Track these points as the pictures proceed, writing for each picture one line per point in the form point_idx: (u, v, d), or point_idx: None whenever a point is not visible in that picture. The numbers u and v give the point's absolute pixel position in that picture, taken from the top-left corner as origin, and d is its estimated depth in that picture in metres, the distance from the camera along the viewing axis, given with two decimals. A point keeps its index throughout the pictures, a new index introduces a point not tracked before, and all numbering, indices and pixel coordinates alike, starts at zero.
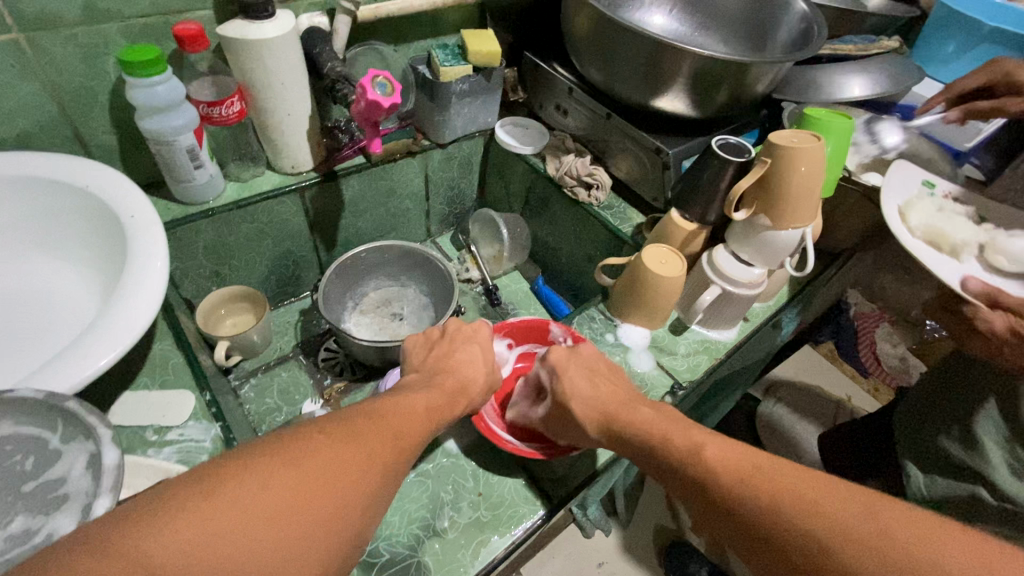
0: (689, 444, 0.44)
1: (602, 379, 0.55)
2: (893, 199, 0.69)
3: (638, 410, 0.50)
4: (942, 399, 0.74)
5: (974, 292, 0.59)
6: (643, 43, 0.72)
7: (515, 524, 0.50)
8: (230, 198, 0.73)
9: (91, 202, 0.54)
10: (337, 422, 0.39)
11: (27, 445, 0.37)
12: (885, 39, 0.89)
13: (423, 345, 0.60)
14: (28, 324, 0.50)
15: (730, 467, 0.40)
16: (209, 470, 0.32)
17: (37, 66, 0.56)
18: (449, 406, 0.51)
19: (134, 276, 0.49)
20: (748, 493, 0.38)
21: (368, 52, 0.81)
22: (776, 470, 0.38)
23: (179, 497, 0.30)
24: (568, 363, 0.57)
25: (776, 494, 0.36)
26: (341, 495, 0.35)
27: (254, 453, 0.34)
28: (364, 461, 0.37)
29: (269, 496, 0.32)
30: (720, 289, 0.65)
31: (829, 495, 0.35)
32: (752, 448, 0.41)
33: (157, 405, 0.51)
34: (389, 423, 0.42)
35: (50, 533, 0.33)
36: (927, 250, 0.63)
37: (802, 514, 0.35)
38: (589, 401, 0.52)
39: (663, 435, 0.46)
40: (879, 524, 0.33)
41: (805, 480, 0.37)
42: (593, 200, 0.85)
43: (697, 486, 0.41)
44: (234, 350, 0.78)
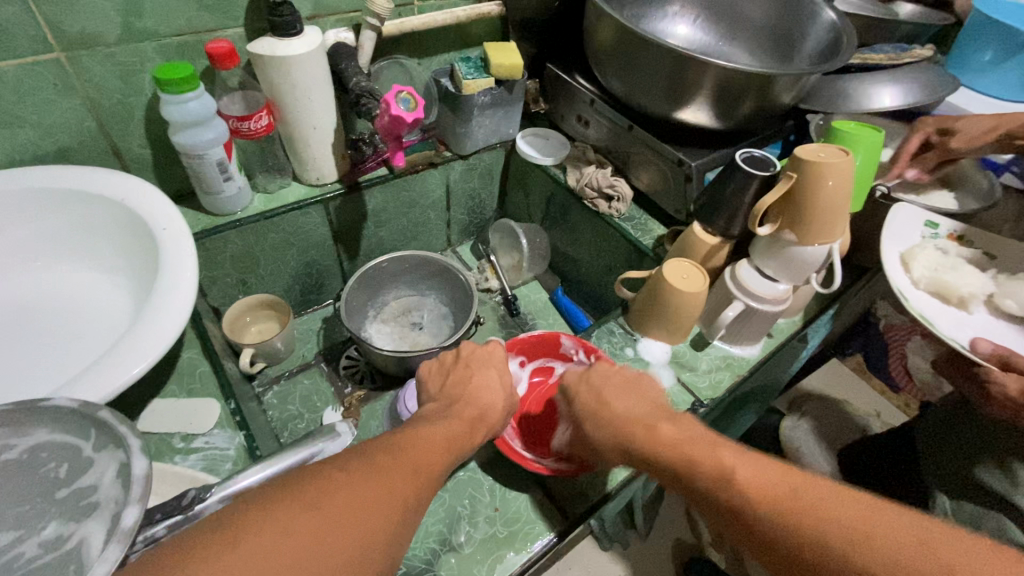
0: (719, 470, 0.44)
1: (618, 397, 0.54)
2: (895, 247, 0.69)
3: (660, 428, 0.49)
4: (963, 431, 0.76)
5: (986, 355, 0.60)
6: (666, 56, 0.72)
7: (532, 540, 0.50)
8: (258, 209, 0.75)
9: (124, 214, 0.56)
10: (358, 461, 0.43)
11: (61, 452, 0.38)
12: (918, 47, 0.87)
13: (437, 372, 0.61)
14: (62, 331, 0.52)
15: (765, 490, 0.42)
16: (234, 518, 0.35)
17: (78, 83, 0.59)
18: (468, 434, 0.52)
19: (164, 289, 0.51)
20: (787, 521, 0.40)
21: (393, 65, 0.82)
22: (822, 498, 0.41)
23: (208, 544, 0.33)
24: (581, 385, 0.57)
25: (827, 528, 0.39)
26: (365, 532, 0.38)
27: (275, 499, 0.37)
28: (381, 502, 0.40)
29: (293, 539, 0.35)
30: (744, 305, 0.63)
31: (876, 525, 0.38)
32: (790, 470, 0.43)
33: (186, 413, 0.53)
34: (408, 458, 0.45)
35: (82, 540, 0.34)
36: (932, 303, 0.65)
37: (861, 549, 0.37)
38: (606, 427, 0.52)
39: (689, 456, 0.46)
40: (924, 552, 0.36)
41: (850, 512, 0.39)
42: (614, 211, 0.85)
43: (739, 516, 0.43)
44: (258, 357, 0.79)
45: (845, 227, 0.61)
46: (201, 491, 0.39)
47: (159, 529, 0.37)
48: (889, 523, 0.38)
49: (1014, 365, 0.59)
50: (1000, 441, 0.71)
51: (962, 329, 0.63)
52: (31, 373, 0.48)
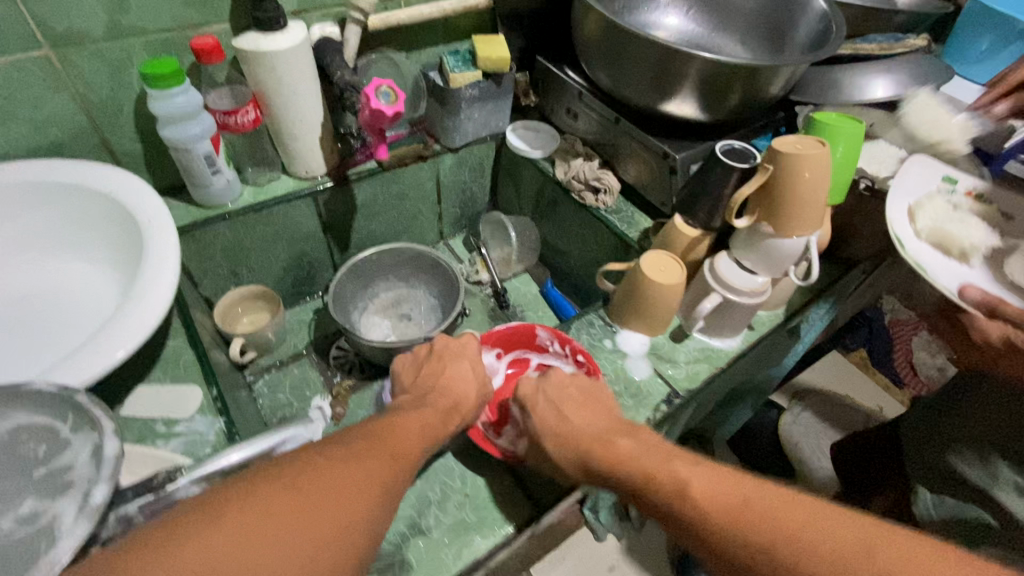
0: (671, 479, 0.44)
1: (578, 411, 0.54)
2: (903, 197, 0.69)
3: (617, 443, 0.49)
4: (956, 421, 0.74)
5: (973, 301, 0.60)
6: (650, 48, 0.72)
7: (500, 526, 0.51)
8: (247, 202, 0.77)
9: (112, 206, 0.58)
10: (335, 448, 0.44)
11: (40, 433, 0.40)
12: (913, 37, 0.86)
13: (411, 367, 0.62)
14: (49, 319, 0.53)
15: (711, 497, 0.41)
16: (215, 498, 0.36)
17: (68, 79, 0.60)
18: (443, 424, 0.53)
19: (146, 278, 0.52)
20: (732, 529, 0.39)
21: (381, 59, 0.83)
22: (768, 502, 0.40)
23: (192, 524, 0.34)
24: (537, 397, 0.56)
25: (770, 535, 0.38)
26: (344, 512, 0.39)
27: (257, 480, 0.38)
28: (360, 483, 0.42)
29: (270, 520, 0.36)
30: (721, 297, 0.63)
31: (820, 527, 0.37)
32: (737, 477, 0.43)
33: (169, 399, 0.55)
34: (384, 445, 0.46)
35: (56, 517, 0.35)
36: (932, 252, 0.64)
37: (801, 552, 0.36)
38: (569, 440, 0.52)
39: (643, 465, 0.46)
40: (868, 555, 0.35)
41: (798, 519, 0.38)
42: (601, 204, 0.85)
43: (687, 523, 0.42)
44: (249, 347, 0.81)
45: (823, 219, 0.61)
46: (171, 473, 0.42)
47: (130, 508, 0.39)
48: (832, 526, 0.37)
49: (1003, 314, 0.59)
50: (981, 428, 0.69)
51: (952, 278, 0.62)
52: (19, 358, 0.50)
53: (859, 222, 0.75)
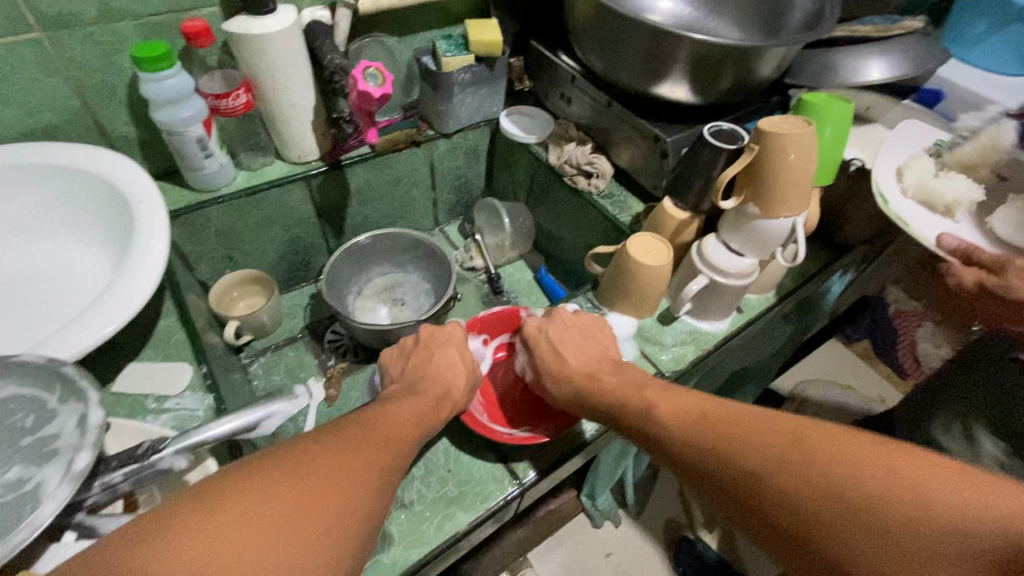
0: (642, 403, 0.50)
1: (574, 348, 0.58)
2: (890, 159, 0.71)
3: (603, 378, 0.54)
4: (950, 395, 0.81)
5: (951, 248, 0.62)
6: (640, 29, 0.72)
7: (482, 501, 0.52)
8: (241, 186, 0.78)
9: (106, 190, 0.59)
10: (330, 438, 0.45)
11: (28, 404, 0.41)
12: (910, 18, 0.84)
13: (399, 358, 0.62)
14: (43, 297, 0.55)
15: (676, 416, 0.47)
16: (212, 491, 0.37)
17: (60, 63, 0.61)
18: (435, 411, 0.54)
19: (137, 257, 0.53)
20: (692, 438, 0.45)
21: (374, 44, 0.83)
22: (721, 415, 0.45)
23: (189, 518, 0.35)
24: (540, 339, 0.59)
25: (721, 441, 0.43)
26: (343, 500, 0.40)
27: (255, 475, 0.39)
28: (357, 478, 0.42)
29: (269, 509, 0.37)
30: (708, 279, 0.63)
31: (760, 430, 0.42)
32: (701, 399, 0.48)
33: (159, 375, 0.56)
34: (379, 433, 0.47)
35: (39, 482, 0.37)
36: (917, 208, 0.66)
37: (743, 447, 0.42)
38: (562, 377, 0.56)
39: (622, 395, 0.52)
40: (798, 448, 0.40)
41: (745, 425, 0.43)
42: (593, 188, 0.85)
43: (656, 440, 0.48)
44: (245, 330, 0.82)
45: (810, 201, 0.61)
46: (155, 443, 0.42)
47: (115, 476, 0.40)
48: (772, 427, 0.42)
49: (976, 259, 0.61)
50: (957, 400, 0.78)
51: (930, 229, 0.64)
52: (13, 334, 0.51)
53: (851, 204, 0.75)
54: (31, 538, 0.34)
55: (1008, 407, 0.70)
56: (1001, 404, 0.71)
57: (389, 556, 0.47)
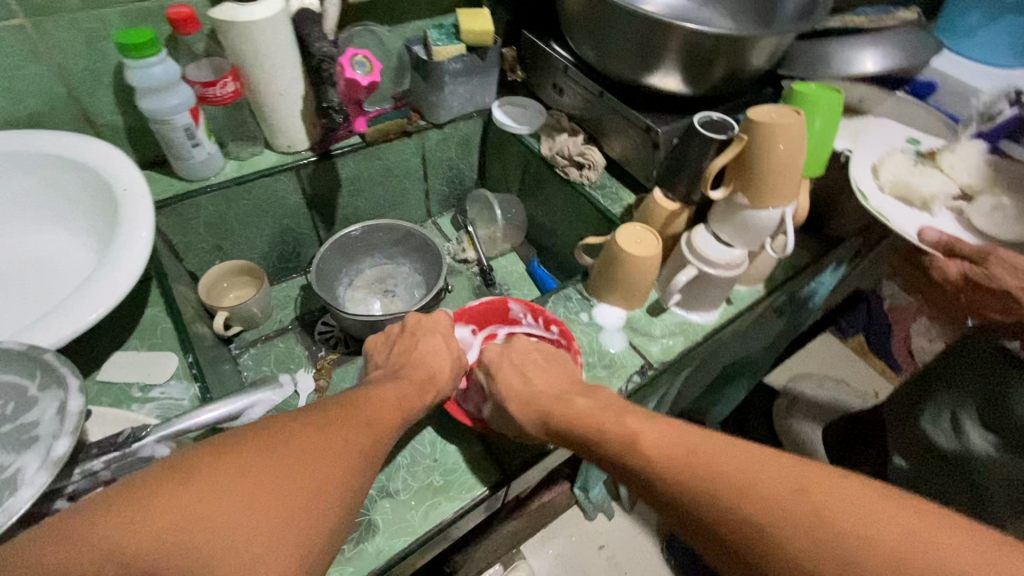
0: (628, 435, 0.46)
1: (538, 374, 0.58)
2: (866, 158, 0.72)
3: (572, 402, 0.52)
4: (938, 388, 0.81)
5: (933, 242, 0.62)
6: (632, 18, 0.71)
7: (467, 489, 0.52)
8: (229, 175, 0.77)
9: (91, 177, 0.59)
10: (311, 416, 0.45)
11: (9, 392, 0.41)
12: (904, 9, 0.84)
13: (385, 344, 0.62)
14: (27, 286, 0.54)
15: (664, 451, 0.43)
16: (190, 460, 0.37)
17: (44, 49, 0.61)
18: (419, 396, 0.54)
19: (121, 245, 0.53)
20: (685, 478, 0.40)
21: (364, 33, 0.83)
22: (717, 454, 0.40)
23: (165, 484, 0.35)
24: (502, 364, 0.60)
25: (718, 485, 0.38)
26: (323, 474, 0.41)
27: (234, 446, 0.39)
28: (335, 453, 0.42)
29: (247, 479, 0.37)
30: (697, 270, 0.63)
31: (763, 474, 0.38)
32: (690, 431, 0.44)
33: (144, 364, 0.55)
34: (361, 413, 0.48)
35: (18, 470, 0.36)
36: (897, 205, 0.67)
37: (741, 496, 0.37)
38: (527, 402, 0.54)
39: (600, 423, 0.48)
40: (808, 499, 0.36)
41: (746, 467, 0.39)
42: (584, 179, 0.85)
43: (643, 477, 0.43)
44: (234, 321, 0.82)
45: (798, 191, 0.61)
46: (137, 431, 0.43)
47: (96, 464, 0.40)
48: (771, 471, 0.38)
49: (959, 250, 0.61)
50: (946, 393, 0.79)
51: (911, 222, 0.65)
52: None
53: (842, 196, 0.74)
54: (9, 523, 0.34)
55: (994, 401, 0.70)
56: (988, 401, 0.71)
57: (373, 545, 0.47)
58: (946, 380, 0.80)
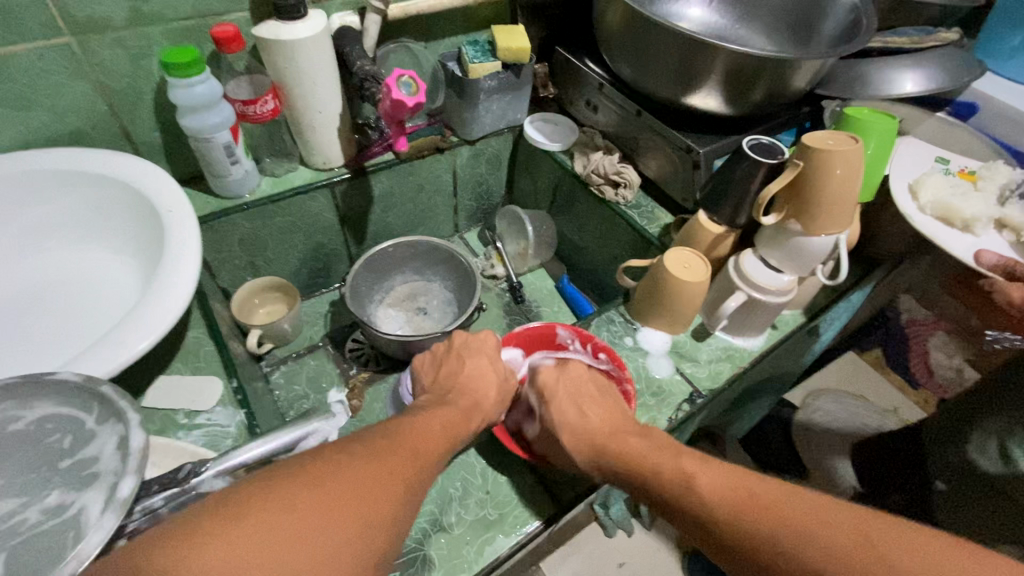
0: (679, 474, 0.46)
1: (592, 407, 0.56)
2: (901, 179, 0.70)
3: (629, 439, 0.51)
4: (982, 411, 0.81)
5: (991, 265, 0.62)
6: (675, 39, 0.70)
7: (521, 523, 0.50)
8: (265, 193, 0.76)
9: (134, 196, 0.58)
10: (358, 446, 0.44)
11: (67, 424, 0.40)
12: (945, 30, 0.83)
13: (430, 365, 0.61)
14: (71, 308, 0.53)
15: (719, 493, 0.43)
16: (246, 492, 0.36)
17: (89, 67, 0.60)
18: (465, 423, 0.53)
19: (168, 268, 0.52)
20: (743, 520, 0.40)
21: (401, 50, 0.82)
22: (773, 498, 0.41)
23: (222, 518, 0.34)
24: (557, 387, 0.59)
25: (776, 529, 0.39)
26: (368, 510, 0.39)
27: (289, 479, 0.38)
28: (381, 487, 0.41)
29: (293, 515, 0.36)
30: (746, 295, 0.62)
31: (819, 518, 0.38)
32: (742, 473, 0.44)
33: (189, 389, 0.55)
34: (405, 443, 0.46)
35: (81, 508, 0.36)
36: (938, 226, 0.65)
37: (805, 544, 0.37)
38: (580, 434, 0.53)
39: (653, 463, 0.48)
40: (865, 542, 0.36)
41: (803, 510, 0.39)
42: (620, 198, 0.84)
43: (698, 519, 0.43)
44: (266, 339, 0.81)
45: (853, 217, 0.60)
46: (196, 465, 0.41)
47: (157, 500, 0.39)
48: (828, 516, 0.38)
49: (1019, 274, 0.61)
50: (993, 421, 0.79)
51: (964, 245, 0.64)
52: (43, 346, 0.50)
53: (886, 220, 0.74)
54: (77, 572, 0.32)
55: None
56: None
57: None
58: (990, 404, 0.80)
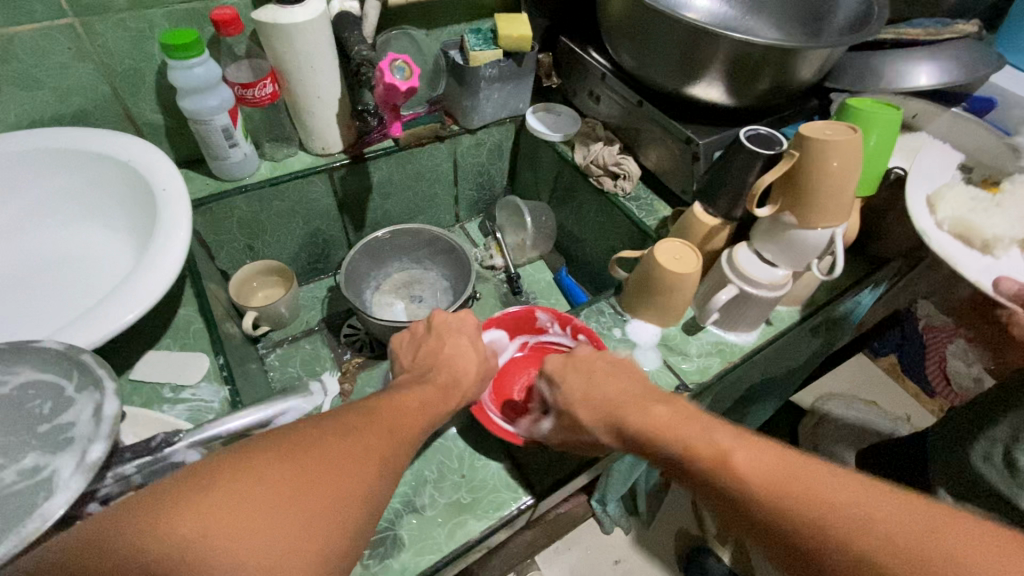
0: (715, 451, 0.42)
1: (608, 379, 0.52)
2: (921, 187, 0.67)
3: (649, 408, 0.48)
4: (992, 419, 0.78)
5: (1009, 295, 0.58)
6: (677, 27, 0.69)
7: (495, 509, 0.50)
8: (264, 176, 0.77)
9: (131, 175, 0.59)
10: (331, 420, 0.43)
11: (47, 390, 0.41)
12: (964, 22, 0.81)
13: (410, 344, 0.59)
14: (64, 281, 0.54)
15: (761, 472, 0.40)
16: (209, 467, 0.35)
17: (91, 48, 0.61)
18: (443, 400, 0.52)
19: (158, 244, 0.53)
20: (788, 502, 0.38)
21: (402, 37, 0.82)
22: (823, 482, 0.38)
23: (178, 494, 0.33)
24: (567, 369, 0.55)
25: (830, 518, 0.36)
26: (344, 483, 0.38)
27: (251, 451, 0.37)
28: (358, 461, 0.40)
29: (263, 488, 0.35)
30: (738, 289, 0.61)
31: (878, 508, 0.36)
32: (785, 454, 0.41)
33: (176, 364, 0.55)
34: (381, 419, 0.45)
35: (53, 471, 0.36)
36: (957, 244, 0.62)
37: (863, 534, 0.35)
38: (599, 410, 0.50)
39: (683, 436, 0.44)
40: (934, 541, 0.34)
41: (857, 499, 0.36)
42: (619, 190, 0.83)
43: (735, 501, 0.40)
44: (262, 321, 0.82)
45: (850, 210, 0.58)
46: (169, 435, 0.42)
47: (129, 468, 0.40)
48: (882, 507, 0.36)
49: None
50: (1003, 427, 0.76)
51: (984, 270, 0.61)
52: (35, 318, 0.51)
53: (891, 218, 0.71)
54: (44, 530, 0.34)
55: None
56: None
57: (398, 561, 0.46)
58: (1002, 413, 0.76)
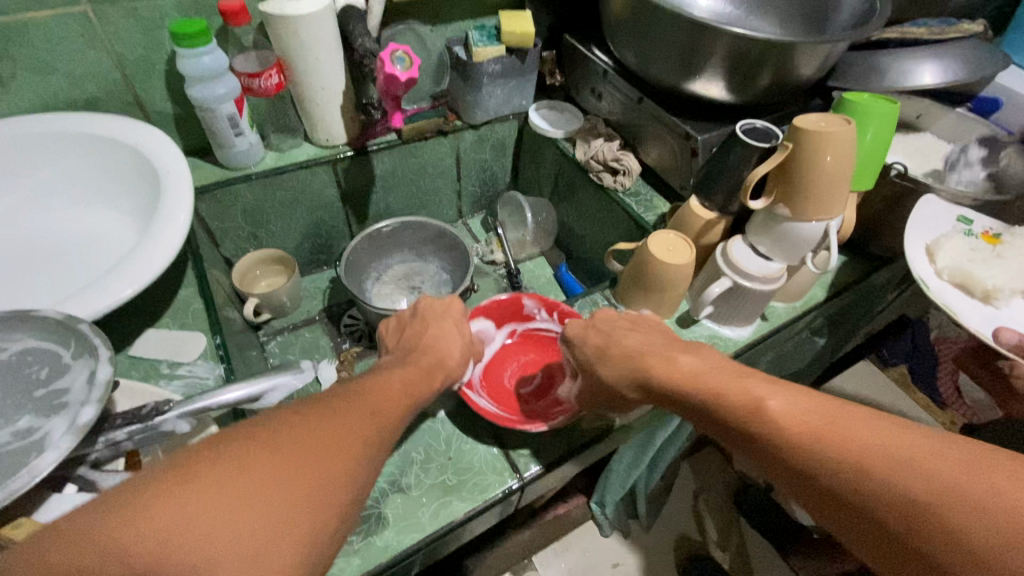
0: (746, 399, 0.43)
1: (631, 336, 0.54)
2: (919, 235, 0.64)
3: (677, 360, 0.49)
4: None
5: (1010, 346, 0.55)
6: (675, 24, 0.69)
7: (480, 491, 0.51)
8: (269, 166, 0.79)
9: (138, 158, 0.61)
10: (308, 404, 0.40)
11: (45, 358, 0.42)
12: (969, 23, 0.80)
13: (396, 328, 0.59)
14: (67, 259, 0.56)
15: (792, 418, 0.41)
16: (183, 459, 0.33)
17: (103, 36, 0.64)
18: (428, 379, 0.51)
19: (159, 224, 0.54)
20: (818, 445, 0.39)
21: (407, 32, 0.84)
22: (852, 422, 0.39)
23: (155, 489, 0.31)
24: (588, 328, 0.57)
25: (862, 453, 0.37)
26: (329, 471, 0.36)
27: (225, 445, 0.34)
28: (341, 446, 0.37)
29: (246, 479, 0.33)
30: (732, 282, 0.61)
31: (912, 447, 0.36)
32: (817, 398, 0.42)
33: (174, 342, 0.57)
34: (365, 403, 0.42)
35: (45, 433, 0.38)
36: (957, 294, 0.60)
37: (893, 468, 0.36)
38: (628, 365, 0.52)
39: (716, 388, 0.46)
40: (962, 470, 0.35)
41: (883, 436, 0.37)
42: (619, 185, 0.83)
43: (770, 447, 0.41)
44: (264, 309, 0.84)
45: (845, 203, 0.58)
46: (160, 405, 0.43)
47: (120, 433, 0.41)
48: (912, 444, 0.37)
49: None
50: None
51: (985, 320, 0.58)
52: (39, 292, 0.53)
53: (891, 216, 0.71)
54: (31, 485, 0.35)
55: None
56: None
57: (381, 539, 0.47)
58: None
